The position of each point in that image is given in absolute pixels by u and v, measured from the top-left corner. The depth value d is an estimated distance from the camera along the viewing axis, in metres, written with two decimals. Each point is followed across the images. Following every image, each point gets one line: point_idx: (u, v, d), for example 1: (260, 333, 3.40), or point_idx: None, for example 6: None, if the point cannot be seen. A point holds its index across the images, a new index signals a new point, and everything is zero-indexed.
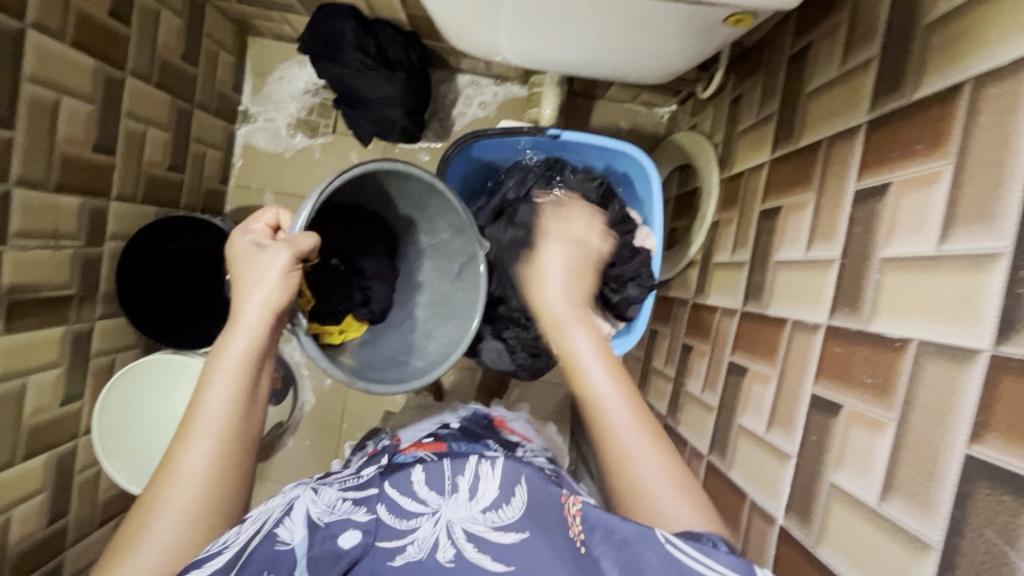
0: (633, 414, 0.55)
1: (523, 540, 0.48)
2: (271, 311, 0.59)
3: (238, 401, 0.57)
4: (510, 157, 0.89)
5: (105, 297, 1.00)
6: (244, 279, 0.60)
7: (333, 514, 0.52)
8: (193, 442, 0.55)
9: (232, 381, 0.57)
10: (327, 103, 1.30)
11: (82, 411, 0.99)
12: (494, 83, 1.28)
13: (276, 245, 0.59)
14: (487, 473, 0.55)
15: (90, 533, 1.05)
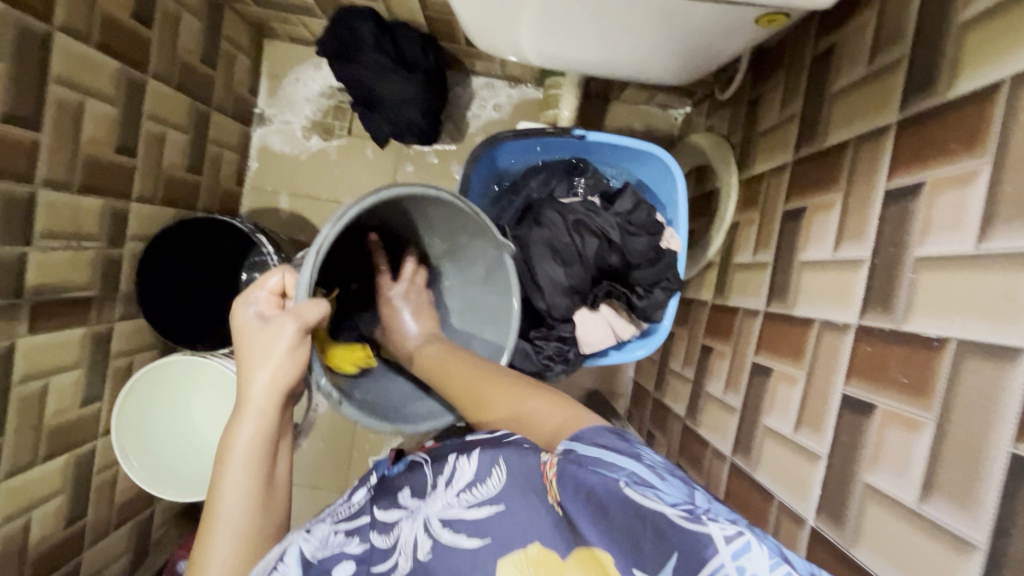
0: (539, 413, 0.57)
1: (498, 513, 0.47)
2: (279, 390, 0.60)
3: (256, 491, 0.57)
4: (529, 161, 0.89)
5: (125, 299, 1.00)
6: (247, 358, 0.61)
7: (326, 549, 0.52)
8: (216, 543, 0.55)
9: (247, 471, 0.57)
10: (342, 106, 1.31)
11: (100, 412, 0.99)
12: (508, 85, 1.29)
13: (281, 319, 0.61)
14: (464, 463, 0.54)
15: (107, 534, 1.05)
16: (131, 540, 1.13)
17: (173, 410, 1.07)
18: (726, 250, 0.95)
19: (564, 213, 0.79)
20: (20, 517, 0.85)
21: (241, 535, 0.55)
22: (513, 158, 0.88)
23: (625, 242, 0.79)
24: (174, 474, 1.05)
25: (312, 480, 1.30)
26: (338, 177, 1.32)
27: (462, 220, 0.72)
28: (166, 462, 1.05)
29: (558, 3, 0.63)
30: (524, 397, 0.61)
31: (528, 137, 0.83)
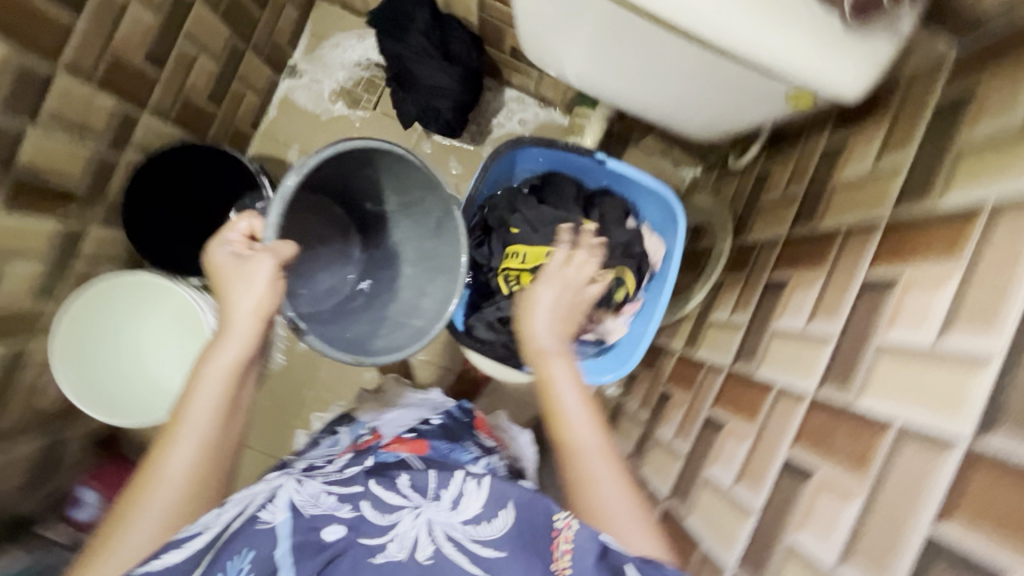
0: (599, 441, 0.62)
1: (499, 558, 0.55)
2: (258, 318, 0.64)
3: (223, 408, 0.61)
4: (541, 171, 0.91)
5: (107, 205, 0.97)
6: (235, 296, 0.64)
7: (316, 507, 0.59)
8: (178, 443, 0.59)
9: (221, 385, 0.61)
10: (376, 80, 1.33)
11: (48, 312, 0.95)
12: (537, 104, 1.34)
13: (260, 254, 0.64)
14: (471, 491, 0.62)
15: (13, 440, 0.99)
16: (37, 453, 1.07)
17: (123, 338, 1.05)
18: (705, 306, 0.99)
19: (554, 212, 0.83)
20: None
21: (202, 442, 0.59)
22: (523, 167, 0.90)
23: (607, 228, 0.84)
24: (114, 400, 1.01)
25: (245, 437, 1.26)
26: None
27: (411, 176, 0.78)
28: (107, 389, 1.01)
29: (612, 34, 0.66)
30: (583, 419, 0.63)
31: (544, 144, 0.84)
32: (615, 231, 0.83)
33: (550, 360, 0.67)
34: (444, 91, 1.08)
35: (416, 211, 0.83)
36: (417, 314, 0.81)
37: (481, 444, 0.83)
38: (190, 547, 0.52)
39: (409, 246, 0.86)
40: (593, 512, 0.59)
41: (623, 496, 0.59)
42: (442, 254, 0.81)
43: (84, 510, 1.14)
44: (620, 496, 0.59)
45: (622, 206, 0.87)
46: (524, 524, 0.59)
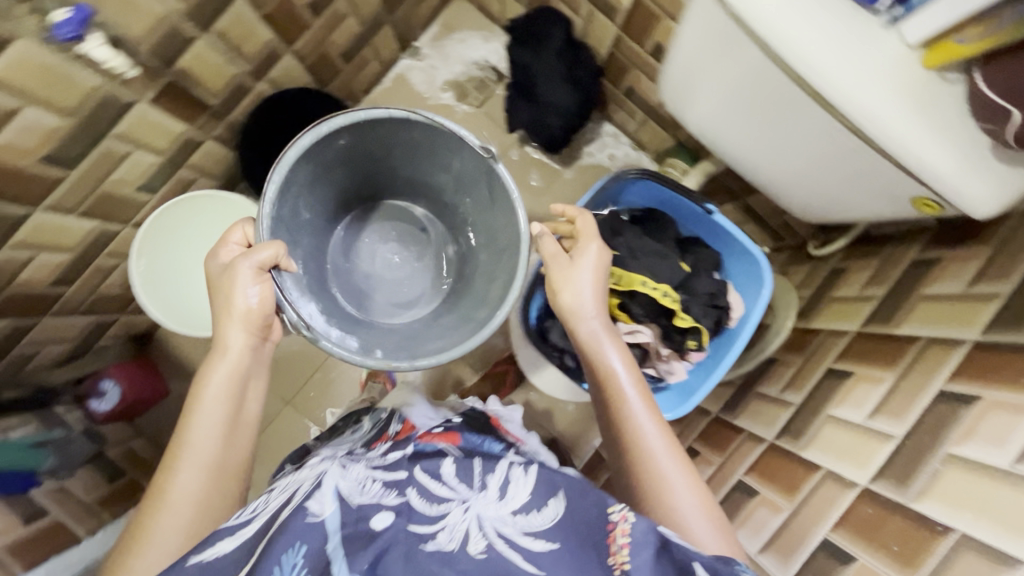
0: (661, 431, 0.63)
1: (553, 550, 0.52)
2: (247, 328, 0.69)
3: (222, 426, 0.65)
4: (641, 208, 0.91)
5: (228, 124, 1.03)
6: (234, 309, 0.69)
7: (364, 496, 0.59)
8: (180, 470, 0.62)
9: (220, 403, 0.66)
10: (488, 82, 1.42)
11: (145, 206, 1.00)
12: (631, 145, 1.41)
13: (237, 264, 0.69)
14: (518, 480, 0.61)
15: (70, 314, 1.03)
16: (83, 333, 1.10)
17: (196, 251, 1.10)
18: (753, 377, 1.01)
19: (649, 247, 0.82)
20: (27, 251, 0.84)
21: (205, 464, 0.62)
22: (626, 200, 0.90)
23: (695, 276, 0.83)
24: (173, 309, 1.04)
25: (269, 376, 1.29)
26: None
27: (433, 145, 0.85)
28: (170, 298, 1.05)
29: (760, 100, 0.69)
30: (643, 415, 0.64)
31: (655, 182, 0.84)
32: (701, 278, 0.83)
33: (604, 347, 0.70)
34: (558, 108, 1.12)
35: (466, 185, 0.89)
36: (485, 302, 0.85)
37: (501, 438, 0.83)
38: (240, 535, 0.54)
39: (480, 228, 0.93)
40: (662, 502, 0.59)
41: (695, 498, 0.59)
42: (504, 251, 0.85)
43: (104, 400, 1.16)
44: (694, 502, 0.58)
45: (713, 260, 0.86)
46: (583, 530, 0.54)
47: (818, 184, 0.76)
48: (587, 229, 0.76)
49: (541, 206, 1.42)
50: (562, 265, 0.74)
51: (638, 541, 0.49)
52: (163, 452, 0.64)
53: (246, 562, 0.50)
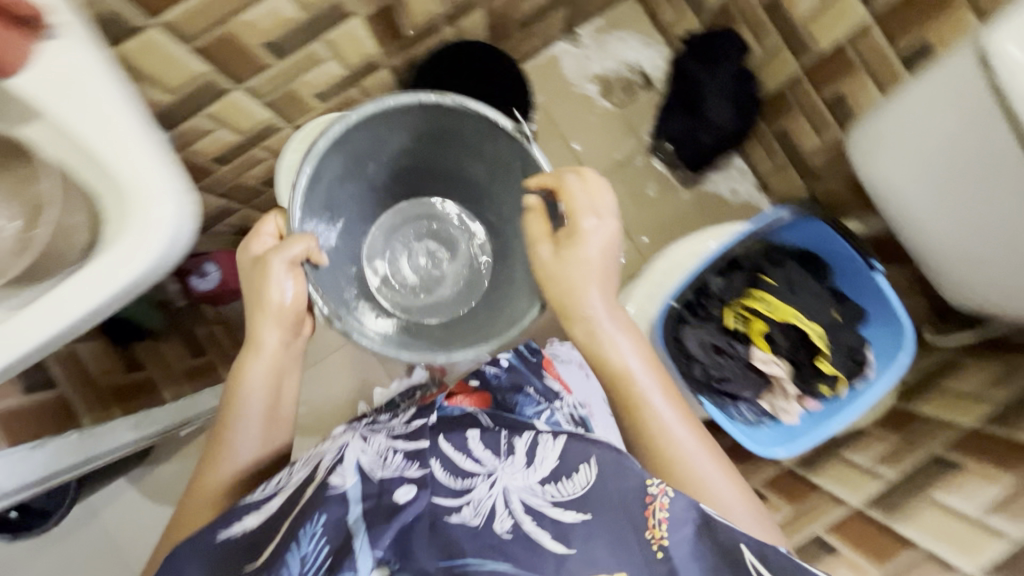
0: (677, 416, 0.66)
1: (585, 521, 0.55)
2: (280, 318, 0.72)
3: (263, 418, 0.70)
4: (795, 241, 0.83)
5: (406, 58, 1.07)
6: (267, 301, 0.72)
7: (385, 469, 0.60)
8: (223, 464, 0.67)
9: (262, 391, 0.71)
10: (634, 86, 1.43)
11: (311, 112, 1.04)
12: (755, 186, 1.41)
13: (270, 256, 0.72)
14: (547, 444, 0.62)
15: (210, 193, 1.07)
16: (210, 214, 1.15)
17: None
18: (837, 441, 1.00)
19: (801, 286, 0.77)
20: (211, 123, 0.88)
21: (247, 460, 0.68)
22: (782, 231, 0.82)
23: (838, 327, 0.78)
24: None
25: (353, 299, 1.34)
26: (585, 126, 1.43)
27: (468, 133, 0.84)
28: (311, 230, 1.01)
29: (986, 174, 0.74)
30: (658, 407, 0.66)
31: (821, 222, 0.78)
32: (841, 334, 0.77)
33: (615, 338, 0.69)
34: (718, 128, 1.12)
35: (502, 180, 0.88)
36: (514, 307, 0.86)
37: (547, 387, 0.84)
38: (262, 511, 0.56)
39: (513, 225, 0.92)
40: (689, 485, 0.63)
41: (727, 479, 0.63)
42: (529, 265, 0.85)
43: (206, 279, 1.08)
44: (721, 477, 0.63)
45: (857, 314, 0.80)
46: (619, 502, 0.56)
47: (987, 266, 0.82)
48: (582, 204, 0.70)
49: (650, 220, 1.43)
50: (550, 258, 0.70)
51: (677, 518, 0.54)
52: (204, 448, 0.70)
53: (270, 532, 0.54)
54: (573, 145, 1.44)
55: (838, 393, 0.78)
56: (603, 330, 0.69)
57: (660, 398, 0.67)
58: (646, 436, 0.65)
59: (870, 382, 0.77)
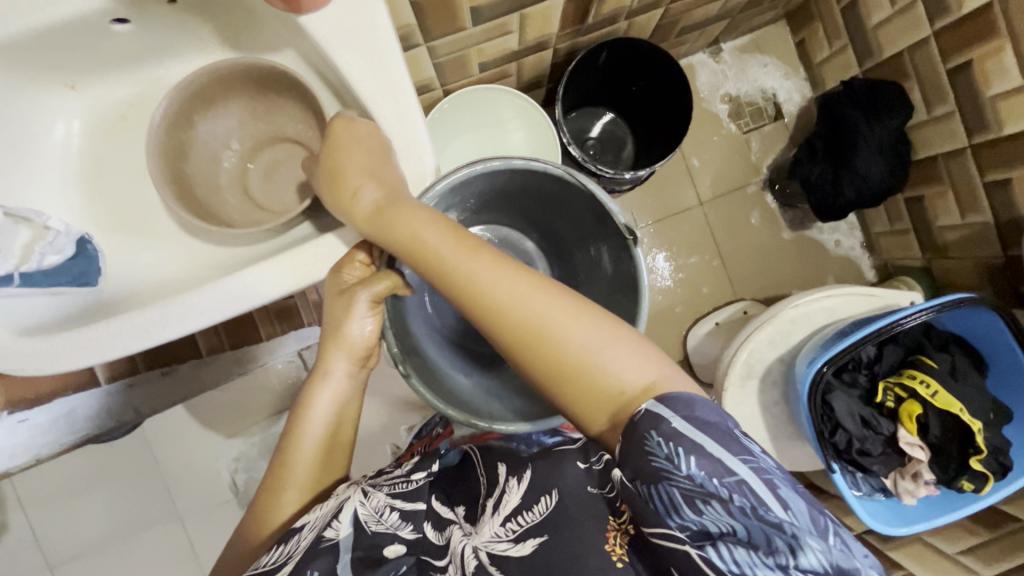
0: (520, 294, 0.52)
1: (541, 545, 0.58)
2: (347, 354, 0.66)
3: (319, 456, 0.66)
4: (955, 330, 0.85)
5: (573, 44, 1.02)
6: (343, 334, 0.66)
7: (379, 525, 0.60)
8: (282, 494, 0.64)
9: (324, 427, 0.66)
10: (764, 114, 1.39)
11: (468, 78, 1.00)
12: (861, 242, 1.39)
13: (355, 291, 0.62)
14: (513, 487, 0.65)
15: None
16: None
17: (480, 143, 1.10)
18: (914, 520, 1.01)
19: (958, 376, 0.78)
20: None
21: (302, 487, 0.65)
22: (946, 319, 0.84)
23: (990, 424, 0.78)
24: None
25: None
26: (705, 145, 1.40)
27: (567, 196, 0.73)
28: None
29: None
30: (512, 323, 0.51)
31: (993, 320, 0.78)
32: (992, 431, 0.77)
33: (414, 228, 0.54)
34: (864, 183, 1.10)
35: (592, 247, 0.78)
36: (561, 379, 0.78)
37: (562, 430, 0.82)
38: None
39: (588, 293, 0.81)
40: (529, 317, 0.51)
41: (583, 324, 0.51)
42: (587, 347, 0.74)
43: None
44: (585, 330, 0.51)
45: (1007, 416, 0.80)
46: (575, 518, 0.58)
47: None
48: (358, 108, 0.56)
49: (749, 253, 1.41)
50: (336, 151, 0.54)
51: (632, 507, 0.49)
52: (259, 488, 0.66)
53: None
54: (688, 161, 1.40)
55: (980, 490, 0.77)
56: (392, 207, 0.55)
57: (495, 272, 0.53)
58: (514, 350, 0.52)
59: (1007, 483, 0.78)
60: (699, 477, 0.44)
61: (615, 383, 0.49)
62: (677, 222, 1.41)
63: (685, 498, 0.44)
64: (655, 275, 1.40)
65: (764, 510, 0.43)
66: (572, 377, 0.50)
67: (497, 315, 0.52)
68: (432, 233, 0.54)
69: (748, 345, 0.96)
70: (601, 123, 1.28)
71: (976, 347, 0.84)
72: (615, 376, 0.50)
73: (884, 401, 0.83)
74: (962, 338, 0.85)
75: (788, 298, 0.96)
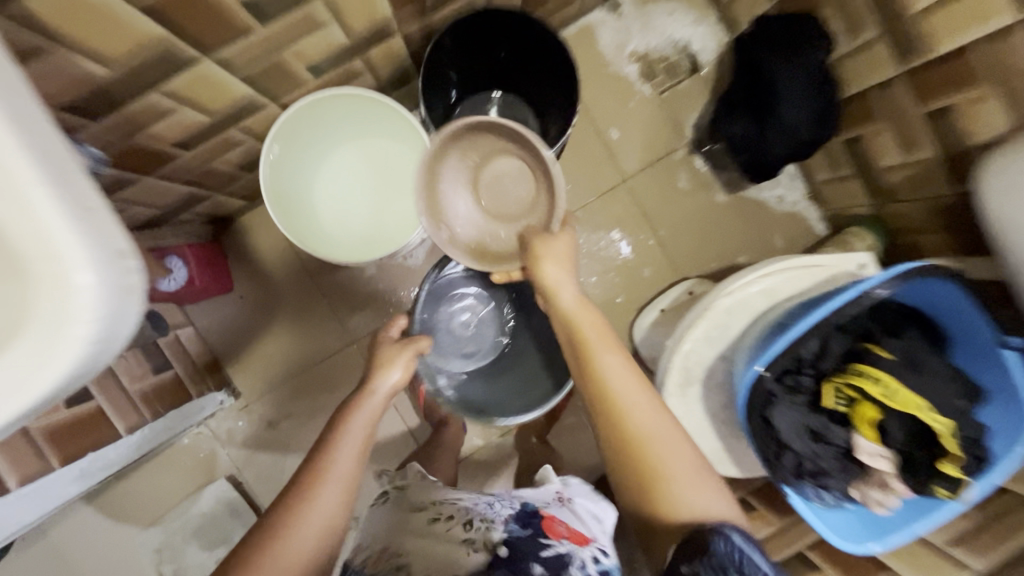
0: (648, 413, 0.65)
1: None
2: (390, 394, 0.81)
3: (350, 478, 0.69)
4: (906, 305, 0.79)
5: (424, 25, 0.85)
6: (381, 374, 0.83)
7: None
8: (296, 533, 0.63)
9: (352, 453, 0.71)
10: (680, 69, 1.24)
11: (303, 87, 0.83)
12: (805, 194, 1.26)
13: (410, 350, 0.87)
14: None
15: (168, 181, 0.85)
16: (173, 202, 0.94)
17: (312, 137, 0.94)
18: None
19: (912, 364, 0.74)
20: (171, 103, 0.67)
21: (320, 532, 0.64)
22: (901, 295, 0.78)
23: (954, 413, 0.73)
24: (285, 216, 0.94)
25: (329, 287, 1.19)
26: (619, 115, 1.24)
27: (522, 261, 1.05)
28: (279, 208, 0.93)
29: None
30: (644, 420, 0.65)
31: (956, 295, 0.71)
32: (964, 421, 0.73)
33: (600, 351, 0.68)
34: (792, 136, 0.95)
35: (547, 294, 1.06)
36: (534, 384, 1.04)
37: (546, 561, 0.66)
38: None
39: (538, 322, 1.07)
40: (635, 423, 0.64)
41: (677, 446, 0.64)
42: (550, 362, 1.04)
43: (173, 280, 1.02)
44: (665, 429, 0.64)
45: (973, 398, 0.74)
46: None
47: None
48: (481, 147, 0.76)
49: (687, 227, 1.27)
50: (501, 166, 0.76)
51: None
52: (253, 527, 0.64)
53: None
54: (605, 134, 1.25)
55: (956, 496, 0.71)
56: (594, 341, 0.69)
57: (619, 362, 0.68)
58: (625, 447, 0.64)
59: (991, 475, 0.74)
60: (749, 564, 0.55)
61: (694, 510, 0.61)
62: (604, 206, 1.25)
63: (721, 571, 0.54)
64: (587, 266, 1.25)
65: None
66: (653, 479, 0.63)
67: (630, 410, 0.65)
68: (615, 357, 0.68)
69: (682, 349, 0.82)
70: (494, 109, 1.13)
71: (934, 322, 0.78)
72: (684, 489, 0.62)
73: (835, 406, 0.75)
74: (914, 307, 0.79)
75: (719, 286, 0.82)
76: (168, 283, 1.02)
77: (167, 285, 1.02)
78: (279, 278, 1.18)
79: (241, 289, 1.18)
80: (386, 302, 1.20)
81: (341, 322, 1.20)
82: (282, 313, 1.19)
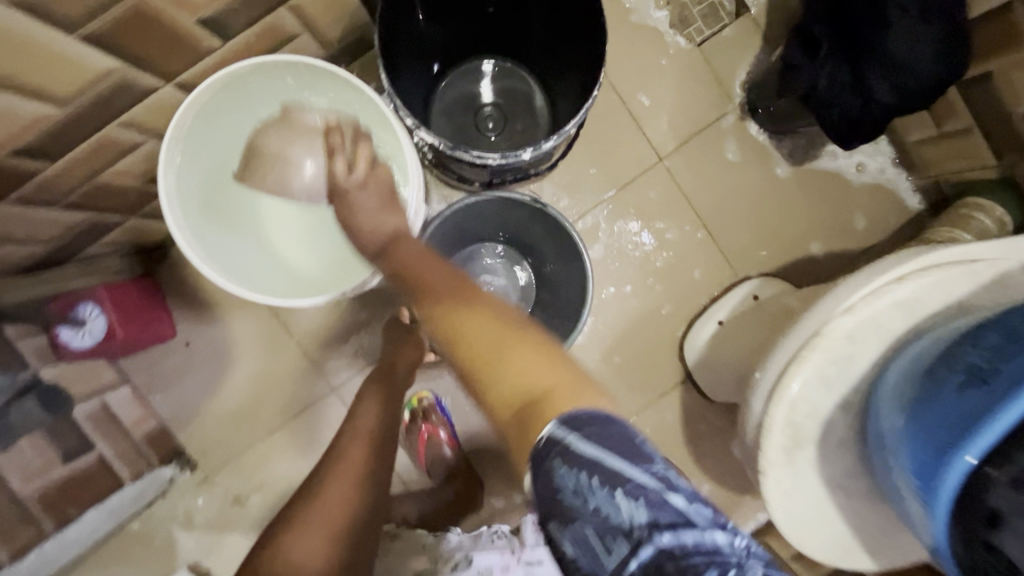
0: (476, 311, 0.44)
1: None
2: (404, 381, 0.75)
3: (362, 466, 0.64)
4: None
5: None
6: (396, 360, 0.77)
7: None
8: (304, 526, 0.59)
9: (367, 443, 0.66)
10: (722, 11, 0.97)
11: (206, 56, 0.58)
12: (893, 159, 0.98)
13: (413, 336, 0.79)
14: None
15: (40, 205, 0.61)
16: (68, 236, 0.69)
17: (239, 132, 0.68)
18: None
19: None
20: None
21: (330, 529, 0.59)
22: None
23: None
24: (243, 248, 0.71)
25: (296, 323, 0.95)
26: (647, 75, 0.98)
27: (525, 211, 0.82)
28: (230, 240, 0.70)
29: None
30: (479, 318, 0.44)
31: None
32: None
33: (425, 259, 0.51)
34: (911, 74, 0.66)
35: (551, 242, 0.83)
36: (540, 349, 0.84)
37: None
38: None
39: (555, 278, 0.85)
40: (467, 340, 0.43)
41: (491, 315, 0.44)
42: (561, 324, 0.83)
43: (88, 331, 0.79)
44: (485, 314, 0.44)
45: None
46: None
47: None
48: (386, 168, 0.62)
49: (743, 212, 0.99)
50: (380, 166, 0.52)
51: None
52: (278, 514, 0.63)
53: None
54: (630, 101, 0.98)
55: None
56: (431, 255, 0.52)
57: (447, 280, 0.48)
58: (461, 368, 0.43)
59: None
60: (607, 505, 0.34)
61: (515, 375, 0.40)
62: (636, 194, 0.99)
63: (602, 539, 0.34)
64: (621, 270, 0.99)
65: (707, 509, 0.35)
66: (485, 377, 0.41)
67: (458, 318, 0.44)
68: (442, 280, 0.48)
69: (786, 398, 0.56)
70: (487, 81, 0.87)
71: None
72: (508, 367, 0.41)
73: None
74: None
75: (833, 299, 0.56)
76: (80, 339, 0.79)
77: (79, 340, 0.79)
78: (233, 317, 0.93)
79: (189, 334, 0.93)
80: (368, 335, 0.95)
81: (314, 365, 0.95)
82: (239, 360, 0.94)
